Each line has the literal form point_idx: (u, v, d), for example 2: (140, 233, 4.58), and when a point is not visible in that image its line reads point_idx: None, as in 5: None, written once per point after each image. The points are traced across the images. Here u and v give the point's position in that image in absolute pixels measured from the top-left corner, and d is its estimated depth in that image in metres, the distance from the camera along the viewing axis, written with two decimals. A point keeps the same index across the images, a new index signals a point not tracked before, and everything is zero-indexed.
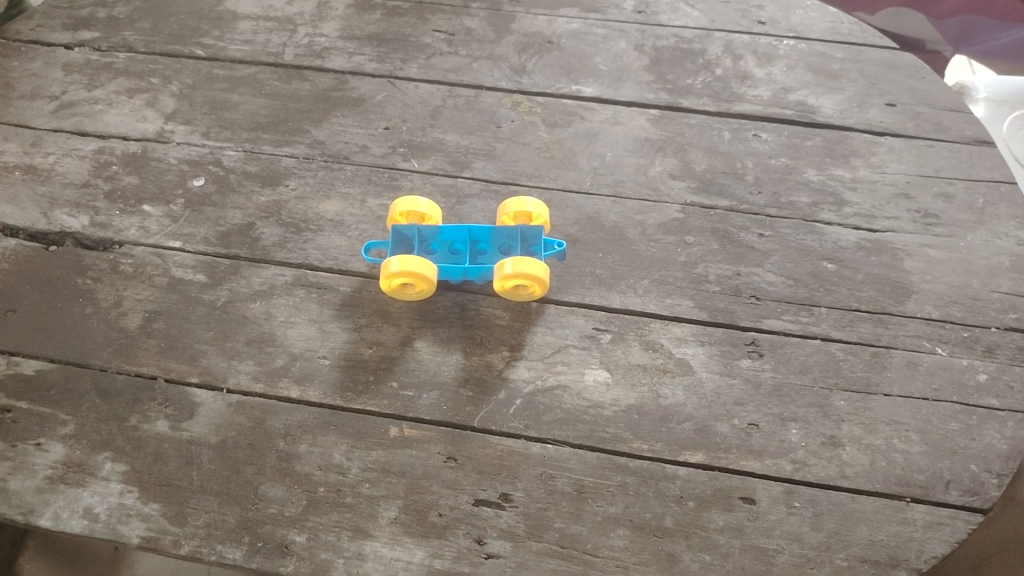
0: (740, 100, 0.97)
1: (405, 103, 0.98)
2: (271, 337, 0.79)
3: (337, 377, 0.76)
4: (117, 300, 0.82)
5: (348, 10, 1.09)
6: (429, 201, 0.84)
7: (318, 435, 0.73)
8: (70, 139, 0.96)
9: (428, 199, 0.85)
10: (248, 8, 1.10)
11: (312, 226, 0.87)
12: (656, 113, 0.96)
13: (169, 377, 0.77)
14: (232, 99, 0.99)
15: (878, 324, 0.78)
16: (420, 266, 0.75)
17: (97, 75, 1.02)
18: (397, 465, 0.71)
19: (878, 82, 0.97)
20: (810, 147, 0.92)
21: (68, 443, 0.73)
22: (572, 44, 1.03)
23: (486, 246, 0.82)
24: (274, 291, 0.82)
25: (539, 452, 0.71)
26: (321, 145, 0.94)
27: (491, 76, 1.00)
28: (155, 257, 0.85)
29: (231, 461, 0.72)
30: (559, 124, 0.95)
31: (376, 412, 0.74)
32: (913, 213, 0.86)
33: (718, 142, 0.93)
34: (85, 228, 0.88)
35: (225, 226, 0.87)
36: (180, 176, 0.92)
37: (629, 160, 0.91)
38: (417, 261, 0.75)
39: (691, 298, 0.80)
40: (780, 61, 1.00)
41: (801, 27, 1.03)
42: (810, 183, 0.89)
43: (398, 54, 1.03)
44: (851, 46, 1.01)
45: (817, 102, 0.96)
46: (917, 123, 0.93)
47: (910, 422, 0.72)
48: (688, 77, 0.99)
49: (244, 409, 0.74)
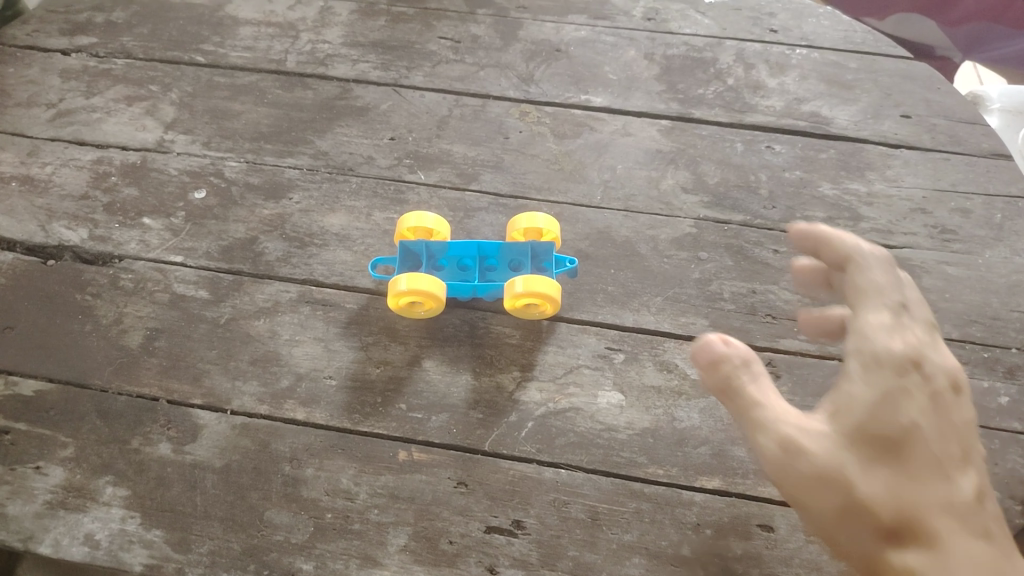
0: (752, 111, 0.95)
1: (411, 112, 0.96)
2: (276, 356, 0.77)
3: (344, 399, 0.74)
4: (117, 317, 0.80)
5: (352, 16, 1.07)
6: (437, 216, 0.82)
7: (325, 459, 0.71)
8: (67, 148, 0.94)
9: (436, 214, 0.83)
10: (249, 13, 1.07)
11: (317, 240, 0.85)
12: (668, 123, 0.94)
13: (172, 398, 0.75)
14: (234, 108, 0.97)
15: None
16: (428, 285, 0.73)
17: (94, 82, 1.00)
18: (407, 490, 0.69)
19: (893, 92, 0.96)
20: (824, 159, 0.90)
21: (68, 467, 0.71)
22: (581, 52, 1.01)
23: (496, 262, 0.80)
24: (278, 308, 0.80)
25: (552, 477, 0.69)
26: (326, 156, 0.92)
27: (499, 84, 0.98)
28: (156, 273, 0.83)
29: (235, 485, 0.70)
30: (569, 135, 0.93)
31: (384, 436, 0.72)
32: (929, 228, 0.85)
33: (731, 154, 0.91)
34: (84, 242, 0.86)
35: (228, 240, 0.85)
36: (181, 188, 0.90)
37: (640, 173, 0.90)
38: (426, 278, 0.73)
39: (706, 317, 0.78)
40: (792, 71, 0.98)
41: (813, 36, 1.02)
42: (825, 197, 0.87)
43: (403, 62, 1.01)
44: (864, 55, 0.99)
45: (831, 113, 0.94)
46: (932, 136, 0.92)
47: None
48: (700, 87, 0.97)
49: (249, 432, 0.72)
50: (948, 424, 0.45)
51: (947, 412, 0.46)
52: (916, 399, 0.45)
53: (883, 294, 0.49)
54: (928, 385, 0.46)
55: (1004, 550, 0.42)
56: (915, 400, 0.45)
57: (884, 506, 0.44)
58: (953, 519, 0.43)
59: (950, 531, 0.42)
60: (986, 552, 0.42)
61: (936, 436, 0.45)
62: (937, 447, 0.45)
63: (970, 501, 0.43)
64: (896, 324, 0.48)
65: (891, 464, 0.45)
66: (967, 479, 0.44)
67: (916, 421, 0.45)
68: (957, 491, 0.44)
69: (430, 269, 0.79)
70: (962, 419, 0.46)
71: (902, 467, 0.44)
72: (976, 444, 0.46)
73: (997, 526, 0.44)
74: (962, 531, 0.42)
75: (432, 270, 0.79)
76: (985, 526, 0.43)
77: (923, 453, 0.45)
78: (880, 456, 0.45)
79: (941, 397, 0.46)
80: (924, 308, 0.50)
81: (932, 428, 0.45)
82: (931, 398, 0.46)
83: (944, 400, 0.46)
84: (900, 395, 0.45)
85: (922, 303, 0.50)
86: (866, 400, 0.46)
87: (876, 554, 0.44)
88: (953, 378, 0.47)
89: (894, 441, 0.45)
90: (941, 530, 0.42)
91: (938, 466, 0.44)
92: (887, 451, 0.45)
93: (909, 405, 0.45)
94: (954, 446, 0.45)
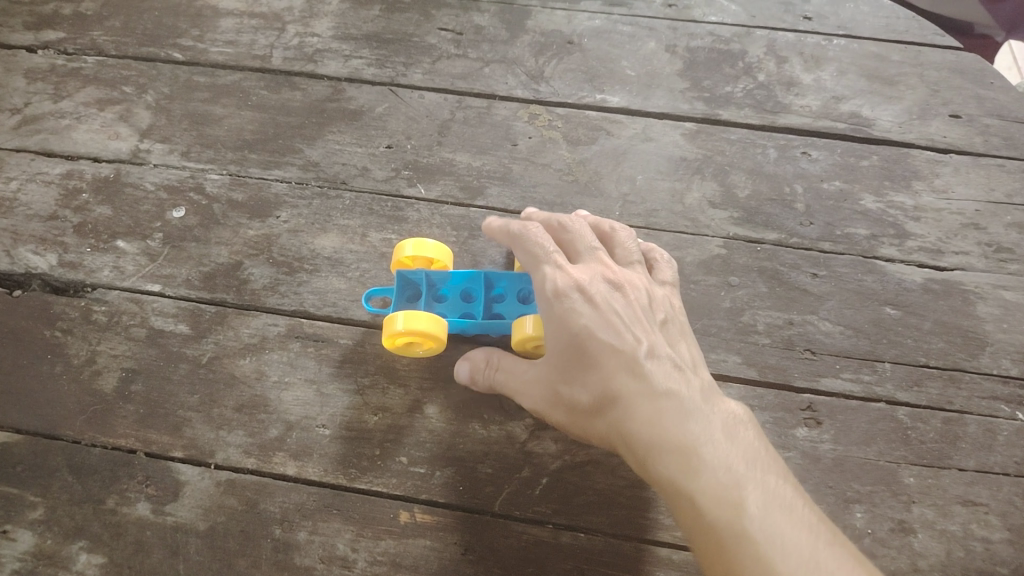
0: (786, 111, 0.86)
1: (410, 116, 0.87)
2: (263, 402, 0.70)
3: (339, 451, 0.67)
4: (90, 357, 0.72)
5: (343, 4, 0.97)
6: (439, 242, 0.73)
7: (320, 521, 0.64)
8: (34, 160, 0.85)
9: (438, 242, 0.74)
10: (230, 3, 0.98)
11: (307, 265, 0.77)
12: (692, 126, 0.85)
13: (150, 450, 0.68)
14: (215, 112, 0.88)
15: (949, 383, 0.69)
16: (426, 324, 0.64)
17: (63, 83, 0.91)
18: (410, 558, 0.63)
19: (941, 89, 0.86)
20: (866, 167, 0.82)
21: (37, 531, 0.65)
22: (595, 44, 0.92)
23: (503, 290, 0.70)
24: (266, 345, 0.72)
25: (569, 541, 0.63)
26: (316, 167, 0.84)
27: (505, 83, 0.89)
28: (131, 304, 0.75)
29: (222, 552, 0.64)
30: (583, 140, 0.85)
31: (384, 494, 0.65)
32: (983, 246, 0.76)
33: (763, 161, 0.82)
34: (53, 269, 0.78)
35: (209, 266, 0.77)
36: (158, 206, 0.82)
37: (663, 185, 0.81)
38: (425, 317, 0.64)
39: (738, 353, 0.70)
40: (829, 64, 0.89)
41: (852, 23, 0.92)
42: (867, 211, 0.79)
43: (400, 58, 0.92)
44: (908, 46, 0.90)
45: (872, 113, 0.85)
46: (985, 139, 0.83)
47: (990, 503, 0.64)
48: (727, 84, 0.88)
49: (235, 490, 0.66)
50: (614, 315, 0.56)
51: (612, 307, 0.57)
52: (579, 309, 0.56)
53: (536, 249, 0.59)
54: (589, 296, 0.57)
55: (665, 372, 0.55)
56: (581, 311, 0.56)
57: (586, 393, 0.55)
58: (628, 377, 0.54)
59: (626, 386, 0.54)
60: (653, 387, 0.54)
61: (603, 325, 0.55)
62: (607, 334, 0.55)
63: (643, 358, 0.55)
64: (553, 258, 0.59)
65: (579, 363, 0.55)
66: (634, 339, 0.56)
67: (582, 323, 0.55)
68: (628, 355, 0.55)
69: (429, 302, 0.69)
70: (624, 307, 0.57)
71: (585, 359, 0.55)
72: (647, 316, 0.58)
73: (667, 363, 0.56)
74: (635, 382, 0.54)
75: (431, 304, 0.69)
76: (656, 371, 0.55)
77: (593, 343, 0.55)
78: (574, 361, 0.56)
79: (603, 300, 0.57)
80: (577, 245, 0.62)
81: (600, 322, 0.56)
82: (595, 303, 0.57)
83: (608, 302, 0.57)
84: (569, 311, 0.56)
85: (573, 238, 0.62)
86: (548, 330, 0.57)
87: (594, 430, 0.56)
88: (612, 281, 0.59)
89: (574, 347, 0.56)
90: (618, 390, 0.54)
91: (610, 346, 0.55)
92: (573, 355, 0.55)
93: (572, 314, 0.56)
94: (625, 331, 0.56)
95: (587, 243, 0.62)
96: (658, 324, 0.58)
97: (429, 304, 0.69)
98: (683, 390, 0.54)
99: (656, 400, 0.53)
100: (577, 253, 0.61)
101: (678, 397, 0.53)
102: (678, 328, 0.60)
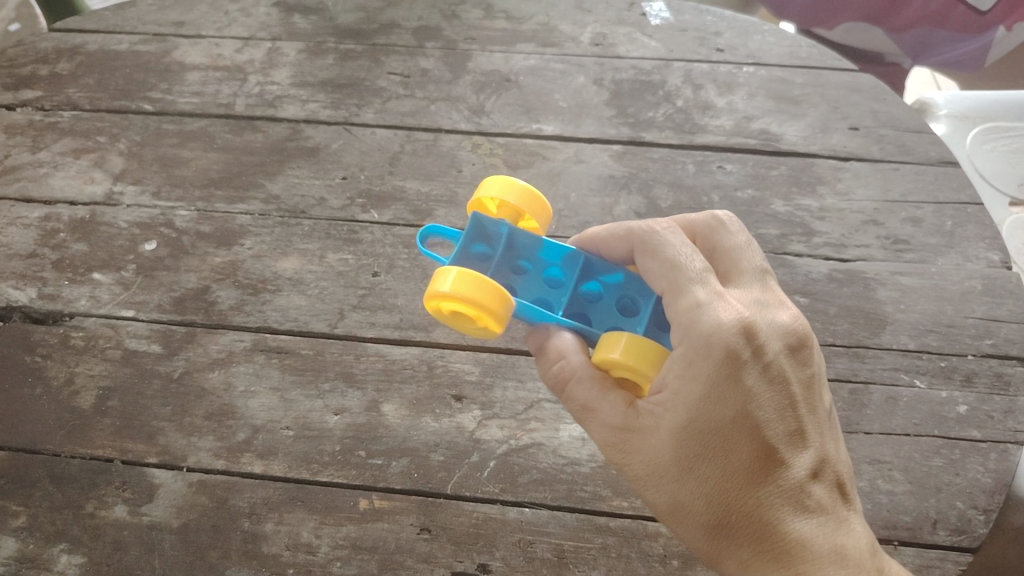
0: (702, 131, 0.95)
1: (363, 150, 0.95)
2: (231, 409, 0.75)
3: (302, 449, 0.73)
4: (68, 378, 0.78)
5: (300, 56, 1.07)
6: (520, 190, 0.70)
7: (285, 512, 0.69)
8: (14, 207, 0.92)
9: (522, 188, 0.70)
10: (196, 58, 1.07)
11: (270, 286, 0.84)
12: (619, 148, 0.94)
13: (126, 458, 0.73)
14: (183, 155, 0.96)
15: (855, 358, 0.76)
16: (470, 289, 0.57)
17: (40, 136, 0.99)
18: (369, 540, 0.68)
19: (840, 105, 0.96)
20: (775, 176, 0.91)
21: (20, 537, 0.69)
22: (530, 81, 1.02)
23: (595, 286, 0.64)
24: (232, 359, 0.78)
25: (516, 516, 0.69)
26: (277, 200, 0.91)
27: (449, 117, 0.98)
28: (108, 329, 0.81)
29: (194, 546, 0.68)
30: (521, 165, 0.93)
31: (343, 485, 0.71)
32: (882, 240, 0.85)
33: (683, 175, 0.91)
34: (32, 301, 0.84)
35: (179, 292, 0.84)
36: (130, 241, 0.88)
37: (594, 200, 0.90)
38: (471, 282, 0.57)
39: None
40: (740, 89, 0.99)
41: (759, 53, 1.03)
42: (777, 214, 0.87)
43: (353, 100, 1.01)
44: (810, 70, 1.00)
45: (780, 129, 0.95)
46: (881, 146, 0.92)
47: (893, 460, 0.70)
48: (649, 110, 0.98)
49: (206, 488, 0.71)
50: (783, 402, 0.53)
51: (781, 391, 0.54)
52: (742, 387, 0.52)
53: (684, 267, 0.55)
54: (757, 363, 0.53)
55: (829, 510, 0.52)
56: (745, 386, 0.52)
57: (727, 499, 0.52)
58: (783, 497, 0.51)
59: (781, 507, 0.51)
60: (814, 522, 0.51)
61: (767, 419, 0.53)
62: (770, 431, 0.52)
63: (804, 477, 0.52)
64: (720, 301, 0.54)
65: (725, 456, 0.52)
66: (798, 452, 0.53)
67: (742, 409, 0.52)
68: (792, 474, 0.52)
69: (503, 265, 0.64)
70: (796, 395, 0.54)
71: (732, 456, 0.52)
72: (816, 409, 0.55)
73: (831, 487, 0.53)
74: (792, 505, 0.51)
75: (505, 267, 0.64)
76: (819, 497, 0.52)
77: (752, 441, 0.52)
78: (722, 452, 0.52)
79: (768, 375, 0.53)
80: (739, 270, 0.59)
81: (763, 411, 0.53)
82: (763, 376, 0.53)
83: (778, 380, 0.54)
84: (731, 388, 0.52)
85: (739, 254, 0.59)
86: (691, 400, 0.52)
87: (718, 544, 0.52)
88: (789, 343, 0.56)
89: (725, 435, 0.52)
90: (772, 507, 0.51)
91: (772, 448, 0.52)
92: (725, 445, 0.52)
93: (732, 397, 0.52)
94: (787, 429, 0.53)
95: (753, 265, 0.59)
96: (824, 426, 0.55)
97: (501, 268, 0.64)
98: (843, 532, 0.52)
99: (815, 537, 0.51)
100: (743, 278, 0.58)
101: (843, 548, 0.51)
102: (840, 431, 0.57)
